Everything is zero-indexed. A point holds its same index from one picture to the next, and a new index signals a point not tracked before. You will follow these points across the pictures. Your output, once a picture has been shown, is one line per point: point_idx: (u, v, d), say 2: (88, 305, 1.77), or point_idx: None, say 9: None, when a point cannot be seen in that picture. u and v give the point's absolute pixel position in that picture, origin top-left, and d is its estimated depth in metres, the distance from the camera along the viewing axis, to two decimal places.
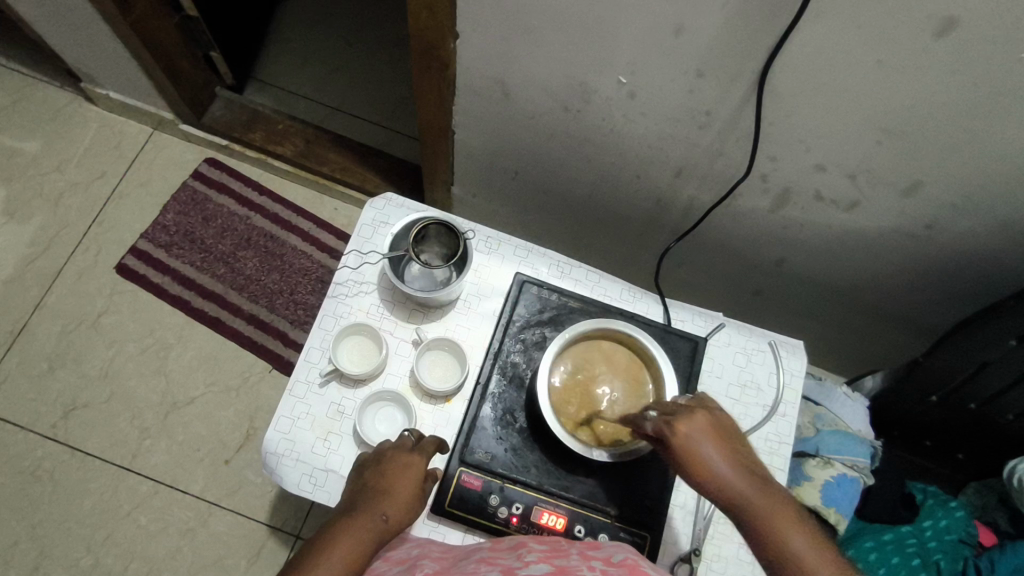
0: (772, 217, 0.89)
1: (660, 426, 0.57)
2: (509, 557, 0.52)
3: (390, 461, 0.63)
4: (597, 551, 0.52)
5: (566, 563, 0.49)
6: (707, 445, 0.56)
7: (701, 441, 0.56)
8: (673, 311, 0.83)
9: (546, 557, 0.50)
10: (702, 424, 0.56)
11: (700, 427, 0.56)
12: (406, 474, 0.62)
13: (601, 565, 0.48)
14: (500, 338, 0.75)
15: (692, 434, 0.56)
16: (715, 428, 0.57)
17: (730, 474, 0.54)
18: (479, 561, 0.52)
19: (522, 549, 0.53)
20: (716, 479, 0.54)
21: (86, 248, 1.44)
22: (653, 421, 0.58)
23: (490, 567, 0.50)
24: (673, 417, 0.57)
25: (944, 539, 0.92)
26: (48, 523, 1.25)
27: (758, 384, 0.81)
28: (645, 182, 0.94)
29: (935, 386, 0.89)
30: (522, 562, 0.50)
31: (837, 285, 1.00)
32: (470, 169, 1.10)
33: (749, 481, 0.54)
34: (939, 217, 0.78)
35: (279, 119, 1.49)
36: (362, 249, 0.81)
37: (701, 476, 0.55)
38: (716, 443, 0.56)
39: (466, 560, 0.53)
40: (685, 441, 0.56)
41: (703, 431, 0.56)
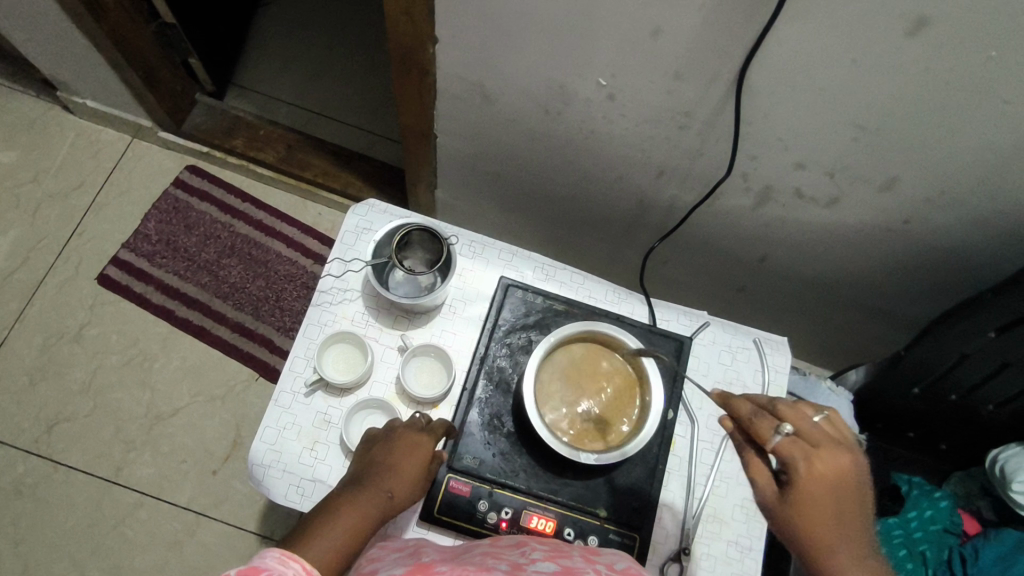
0: (752, 215, 0.90)
1: (795, 452, 0.51)
2: (512, 553, 0.51)
3: (402, 437, 0.62)
4: (598, 556, 0.53)
5: (571, 563, 0.49)
6: (831, 495, 0.51)
7: (827, 486, 0.51)
8: (658, 311, 0.84)
9: (551, 556, 0.50)
10: (839, 468, 0.51)
11: (834, 475, 0.51)
12: (417, 451, 0.62)
13: (606, 571, 0.49)
14: (485, 342, 0.75)
15: (828, 477, 0.51)
16: (845, 481, 0.51)
17: (840, 537, 0.50)
18: (485, 552, 0.51)
19: (526, 548, 0.52)
20: (821, 526, 0.50)
21: (66, 259, 1.42)
22: (786, 442, 0.52)
23: (497, 560, 0.49)
24: (813, 448, 0.52)
25: (929, 529, 0.94)
26: (33, 540, 1.23)
27: (743, 381, 0.82)
28: (626, 183, 0.94)
29: (917, 379, 0.90)
30: (528, 559, 0.49)
31: (819, 281, 1.00)
32: (453, 172, 1.10)
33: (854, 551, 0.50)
34: (916, 213, 0.79)
35: (260, 125, 1.48)
36: (345, 256, 0.81)
37: (808, 517, 0.51)
38: (842, 494, 0.51)
39: (469, 552, 0.53)
40: (819, 479, 0.51)
41: (839, 475, 0.51)
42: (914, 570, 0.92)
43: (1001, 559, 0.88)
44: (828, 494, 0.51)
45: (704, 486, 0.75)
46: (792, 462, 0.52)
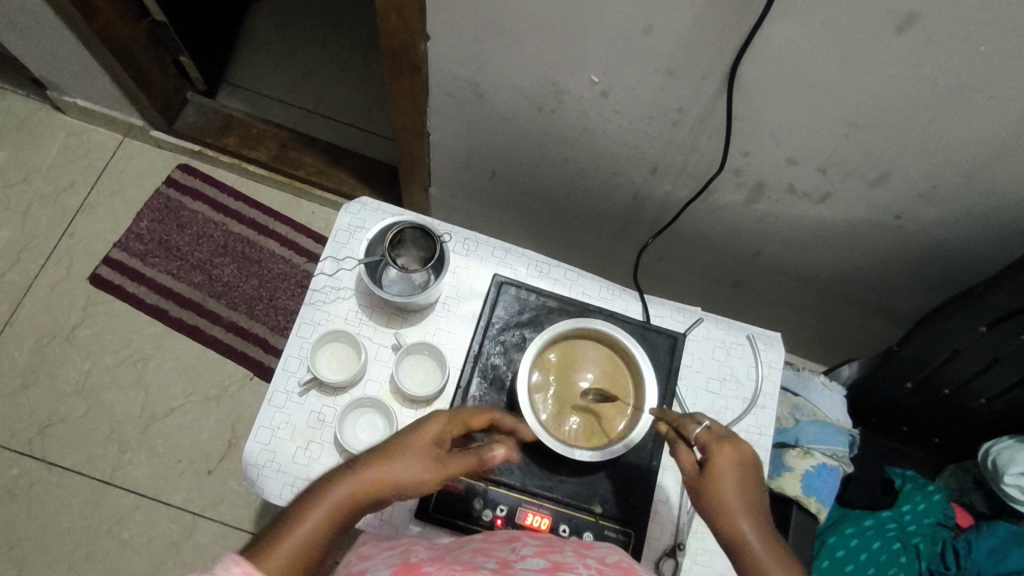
0: (746, 211, 0.90)
1: (706, 436, 0.58)
2: (502, 550, 0.52)
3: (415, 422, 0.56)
4: (591, 550, 0.53)
5: (560, 559, 0.50)
6: (740, 477, 0.56)
7: (736, 470, 0.57)
8: (652, 307, 0.84)
9: (541, 551, 0.51)
10: (740, 459, 0.57)
11: (739, 459, 0.57)
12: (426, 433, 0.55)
13: (596, 565, 0.49)
14: (479, 340, 0.75)
15: (734, 461, 0.57)
16: (751, 470, 0.57)
17: (749, 515, 0.55)
18: (473, 552, 0.52)
19: (516, 544, 0.53)
20: (732, 504, 0.55)
21: (58, 260, 1.41)
22: (700, 431, 0.60)
23: (486, 558, 0.50)
24: (718, 439, 0.58)
25: (923, 523, 0.94)
26: (28, 542, 1.23)
27: (737, 377, 0.82)
28: (621, 179, 0.94)
29: (909, 374, 0.90)
30: (518, 556, 0.50)
31: (813, 276, 1.01)
32: (447, 170, 1.10)
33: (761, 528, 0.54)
34: (909, 208, 0.80)
35: (252, 123, 1.47)
36: (338, 254, 0.80)
37: (720, 495, 0.56)
38: (749, 480, 0.57)
39: (460, 549, 0.54)
40: (725, 464, 0.57)
41: (745, 465, 0.57)
42: (908, 563, 0.92)
43: (992, 552, 0.90)
44: (737, 478, 0.56)
45: None
46: (705, 448, 0.58)
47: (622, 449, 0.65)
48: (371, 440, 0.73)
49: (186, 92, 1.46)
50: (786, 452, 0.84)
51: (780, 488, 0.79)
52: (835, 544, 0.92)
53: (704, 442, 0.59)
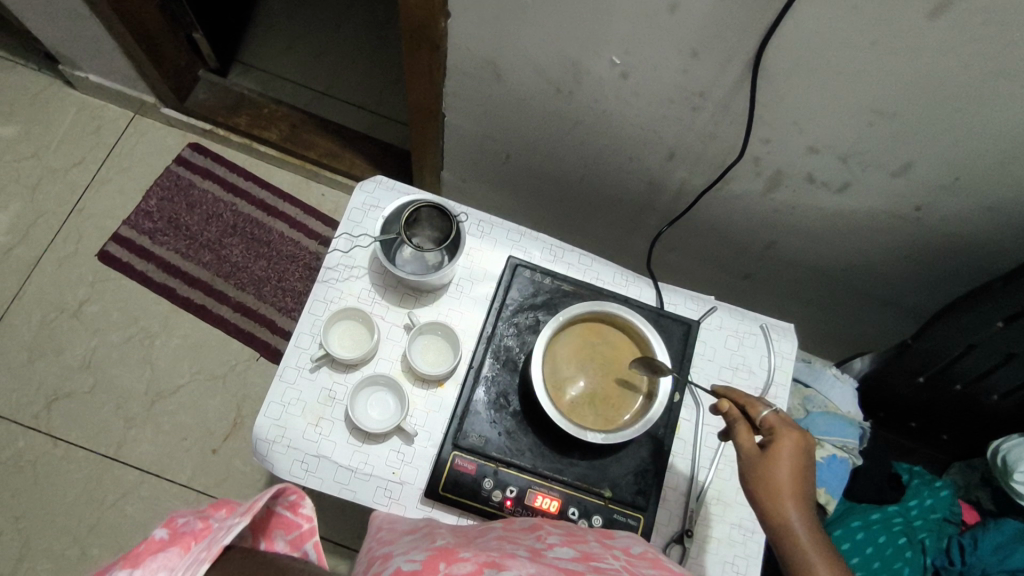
0: (763, 200, 0.90)
1: (775, 419, 0.58)
2: (526, 538, 0.50)
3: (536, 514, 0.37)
4: (614, 540, 0.52)
5: (587, 549, 0.49)
6: (799, 466, 0.56)
7: (798, 458, 0.56)
8: (666, 294, 0.83)
9: (567, 542, 0.50)
10: (800, 447, 0.57)
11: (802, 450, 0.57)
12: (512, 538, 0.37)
13: (624, 556, 0.48)
14: (493, 321, 0.75)
15: (795, 449, 0.57)
16: (808, 462, 0.57)
17: (798, 502, 0.55)
18: (497, 538, 0.51)
19: (540, 532, 0.52)
20: (786, 487, 0.55)
21: (67, 235, 1.41)
22: (769, 414, 0.59)
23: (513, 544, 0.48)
24: (781, 426, 0.58)
25: (930, 518, 0.94)
26: (32, 515, 1.23)
27: (749, 366, 0.82)
28: (637, 165, 0.94)
29: (922, 368, 0.90)
30: (545, 544, 0.48)
31: (826, 268, 1.00)
32: (461, 152, 1.09)
33: (808, 517, 0.54)
34: (929, 199, 0.79)
35: (264, 103, 1.46)
36: (352, 232, 0.80)
37: (776, 475, 0.55)
38: (807, 470, 0.56)
39: (482, 536, 0.52)
40: (786, 449, 0.56)
41: (806, 453, 0.57)
42: (914, 557, 0.92)
43: (998, 549, 0.90)
44: (797, 466, 0.56)
45: (709, 470, 0.75)
46: (770, 430, 0.58)
47: (643, 427, 0.65)
48: (382, 419, 0.73)
49: (199, 70, 1.45)
50: None
51: None
52: (842, 537, 0.92)
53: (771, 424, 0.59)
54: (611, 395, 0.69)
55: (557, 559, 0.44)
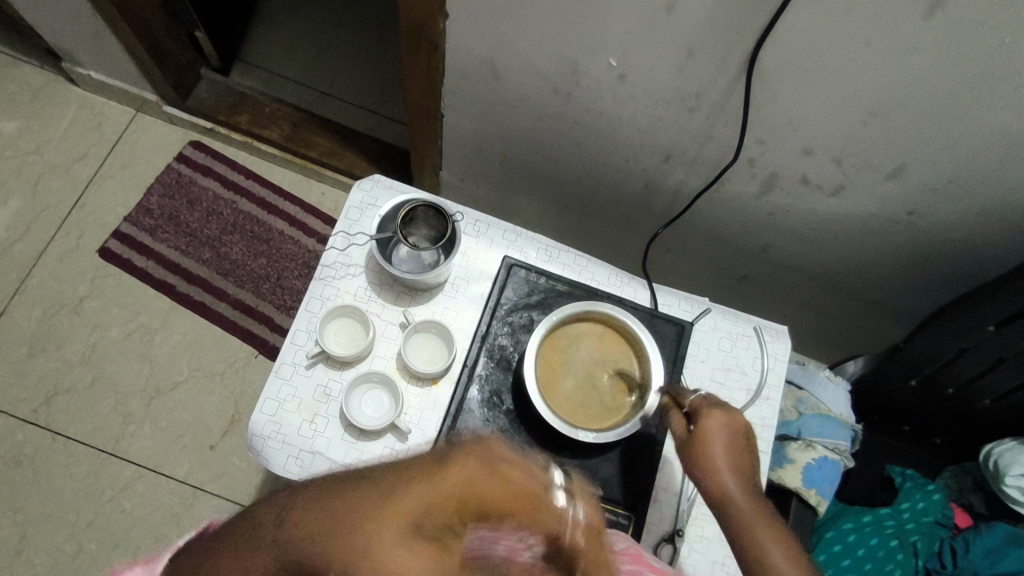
0: (758, 202, 0.90)
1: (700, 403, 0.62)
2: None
3: (481, 469, 0.38)
4: None
5: None
6: (732, 441, 0.60)
7: (729, 435, 0.60)
8: (660, 295, 0.84)
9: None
10: (728, 424, 0.61)
11: (729, 425, 0.61)
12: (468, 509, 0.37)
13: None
14: (487, 320, 0.75)
15: (725, 429, 0.60)
16: (740, 438, 0.61)
17: (738, 480, 0.58)
18: None
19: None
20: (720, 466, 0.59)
21: (68, 231, 1.42)
22: (696, 399, 0.63)
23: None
24: (710, 408, 0.62)
25: (921, 521, 0.94)
26: (30, 508, 1.24)
27: (742, 368, 0.83)
28: (634, 167, 0.94)
29: (915, 369, 0.90)
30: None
31: (821, 271, 1.01)
32: (460, 152, 1.10)
33: (749, 488, 0.58)
34: (922, 202, 0.79)
35: (265, 101, 1.47)
36: (349, 230, 0.81)
37: (713, 459, 0.59)
38: (738, 444, 0.60)
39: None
40: (715, 431, 0.60)
41: (736, 431, 0.61)
42: (905, 561, 0.92)
43: (990, 552, 0.90)
44: (727, 442, 0.60)
45: None
46: (699, 414, 0.62)
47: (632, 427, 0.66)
48: (376, 416, 0.74)
49: (201, 68, 1.46)
50: (788, 444, 0.84)
51: (780, 479, 0.80)
52: (834, 539, 0.93)
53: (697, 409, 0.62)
54: (609, 391, 0.70)
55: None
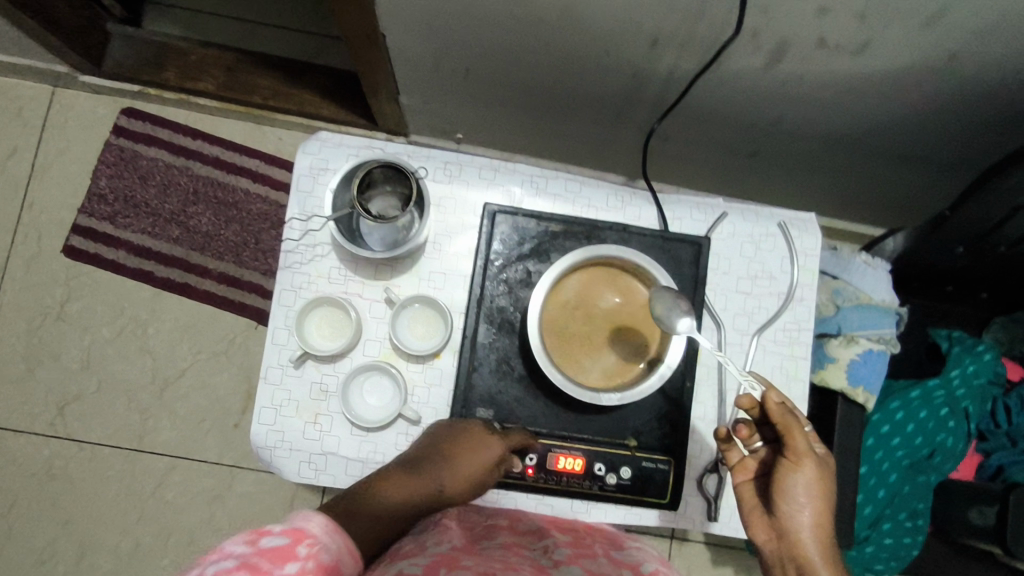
0: (767, 74, 0.76)
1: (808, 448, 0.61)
2: (533, 551, 0.55)
3: (473, 433, 0.61)
4: (622, 554, 0.58)
5: (591, 565, 0.54)
6: (826, 495, 0.62)
7: (817, 488, 0.61)
8: (669, 209, 0.74)
9: (574, 558, 0.54)
10: (818, 480, 0.62)
11: (824, 477, 0.62)
12: (479, 453, 0.60)
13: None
14: (480, 283, 0.66)
15: (818, 486, 0.61)
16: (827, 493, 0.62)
17: (819, 540, 0.61)
18: (506, 548, 0.53)
19: (546, 543, 0.57)
20: (804, 529, 0.61)
21: (24, 236, 1.32)
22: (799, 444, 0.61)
23: (521, 559, 0.52)
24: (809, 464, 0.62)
25: (972, 385, 0.90)
26: (80, 515, 1.26)
27: (770, 272, 0.74)
28: (616, 58, 0.80)
29: (959, 237, 0.79)
30: (552, 560, 0.53)
31: (845, 135, 0.88)
32: (416, 72, 0.95)
33: (819, 534, 0.61)
34: (968, 43, 0.65)
35: (189, 48, 1.28)
36: (306, 206, 0.70)
37: (798, 516, 0.61)
38: (829, 496, 0.62)
39: (489, 542, 0.55)
40: (805, 486, 0.61)
41: (823, 486, 0.62)
42: (956, 427, 0.90)
43: None
44: (814, 501, 0.61)
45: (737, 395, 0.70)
46: (796, 461, 0.62)
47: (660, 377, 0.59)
48: (382, 404, 0.69)
49: (107, 24, 1.27)
50: (828, 343, 0.77)
51: (823, 381, 0.75)
52: (881, 420, 0.88)
53: (801, 452, 0.61)
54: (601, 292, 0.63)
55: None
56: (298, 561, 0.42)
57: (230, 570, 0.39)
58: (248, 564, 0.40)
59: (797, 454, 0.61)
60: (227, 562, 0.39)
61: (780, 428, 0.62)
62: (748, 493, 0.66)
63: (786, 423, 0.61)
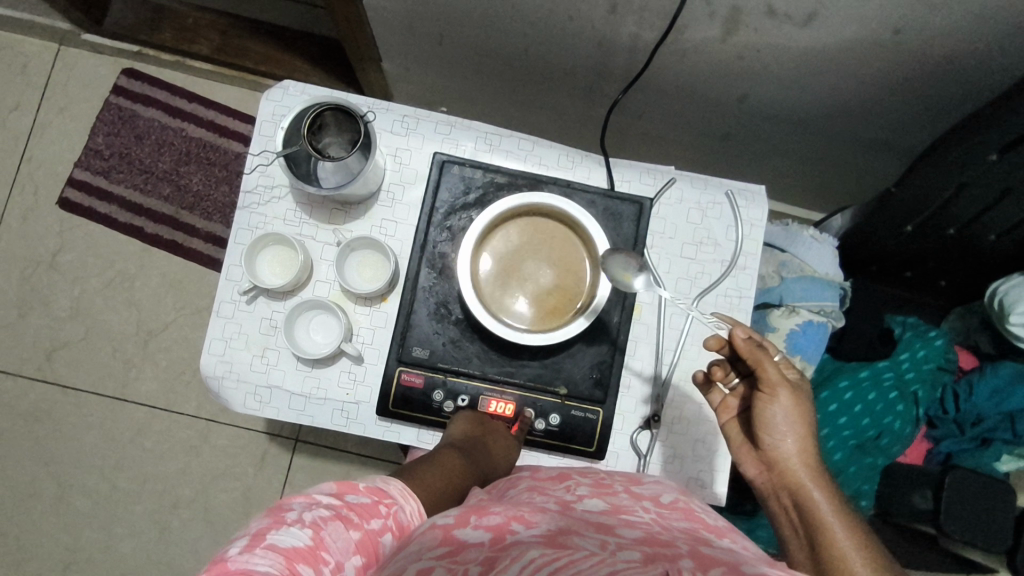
0: (725, 46, 0.78)
1: (779, 379, 0.62)
2: (557, 489, 0.54)
3: (492, 424, 0.65)
4: (642, 488, 0.55)
5: (618, 501, 0.51)
6: (805, 420, 0.63)
7: (797, 415, 0.63)
8: (618, 171, 0.76)
9: (596, 493, 0.52)
10: (796, 407, 0.63)
11: (799, 402, 0.63)
12: (499, 433, 0.65)
13: (654, 507, 0.51)
14: (424, 228, 0.69)
15: (796, 413, 0.63)
16: (807, 418, 0.64)
17: (807, 466, 0.63)
18: (529, 491, 0.53)
19: (568, 483, 0.55)
20: (790, 456, 0.63)
21: (23, 187, 1.37)
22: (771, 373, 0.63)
23: (543, 498, 0.51)
24: (785, 393, 0.63)
25: (922, 369, 0.91)
26: (59, 458, 1.30)
27: (715, 239, 0.76)
28: (580, 25, 0.83)
29: (907, 217, 0.81)
30: (575, 496, 0.52)
31: (808, 115, 0.89)
32: (394, 36, 0.98)
33: (804, 458, 0.63)
34: (912, 17, 0.67)
35: (186, 11, 1.32)
36: (265, 149, 0.73)
37: (783, 444, 0.63)
38: (808, 421, 0.64)
39: (512, 490, 0.54)
40: (784, 415, 0.63)
41: (801, 412, 0.63)
42: (905, 411, 0.90)
43: (994, 393, 0.89)
44: (795, 427, 0.63)
45: (674, 353, 0.72)
46: (772, 391, 0.63)
47: (592, 316, 0.61)
48: (327, 342, 0.71)
49: None
50: (769, 312, 0.78)
51: None
52: (830, 398, 0.90)
53: (774, 383, 0.63)
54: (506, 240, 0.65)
55: (585, 512, 0.48)
56: (381, 519, 0.45)
57: (326, 518, 0.43)
58: (341, 515, 0.43)
59: (770, 386, 0.63)
60: (322, 511, 0.43)
61: (750, 362, 0.63)
62: (733, 431, 0.68)
63: (755, 356, 0.62)
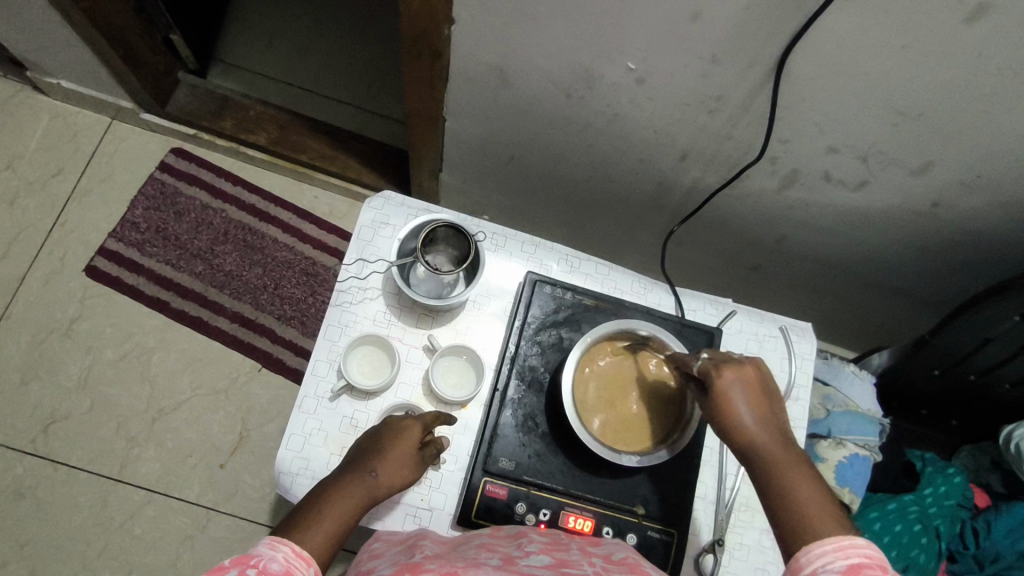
0: (777, 197, 0.88)
1: (727, 360, 0.59)
2: (508, 546, 0.56)
3: (394, 422, 0.65)
4: (597, 547, 0.57)
5: (565, 556, 0.54)
6: (764, 396, 0.58)
7: (745, 388, 0.58)
8: (685, 300, 0.82)
9: (546, 549, 0.55)
10: (742, 376, 0.58)
11: (746, 377, 0.59)
12: (404, 440, 0.64)
13: (602, 562, 0.53)
14: (515, 341, 0.73)
15: (738, 382, 0.58)
16: (757, 388, 0.59)
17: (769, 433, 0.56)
18: (480, 547, 0.56)
19: (522, 540, 0.58)
20: (749, 430, 0.57)
21: (51, 251, 1.35)
22: (704, 361, 0.61)
23: (492, 553, 0.54)
24: (721, 364, 0.59)
25: (943, 504, 0.96)
26: (38, 542, 1.20)
27: (771, 369, 0.81)
28: (647, 166, 0.92)
29: (936, 361, 0.90)
30: (523, 553, 0.54)
31: (836, 261, 1.00)
32: (463, 156, 1.07)
33: (779, 438, 0.56)
34: (948, 196, 0.78)
35: (249, 105, 1.41)
36: (363, 253, 0.77)
37: (734, 415, 0.57)
38: (759, 393, 0.58)
39: (466, 545, 0.58)
40: (728, 386, 0.58)
41: (747, 383, 0.58)
42: (929, 544, 0.94)
43: (1010, 531, 0.93)
44: (741, 396, 0.58)
45: (736, 478, 0.75)
46: (709, 373, 0.59)
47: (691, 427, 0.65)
48: None
49: (178, 73, 1.39)
50: (818, 443, 0.83)
51: None
52: (862, 528, 0.93)
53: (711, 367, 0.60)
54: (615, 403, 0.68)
55: (527, 566, 0.50)
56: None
57: None
58: None
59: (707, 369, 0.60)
60: None
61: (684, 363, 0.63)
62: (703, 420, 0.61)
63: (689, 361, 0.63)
